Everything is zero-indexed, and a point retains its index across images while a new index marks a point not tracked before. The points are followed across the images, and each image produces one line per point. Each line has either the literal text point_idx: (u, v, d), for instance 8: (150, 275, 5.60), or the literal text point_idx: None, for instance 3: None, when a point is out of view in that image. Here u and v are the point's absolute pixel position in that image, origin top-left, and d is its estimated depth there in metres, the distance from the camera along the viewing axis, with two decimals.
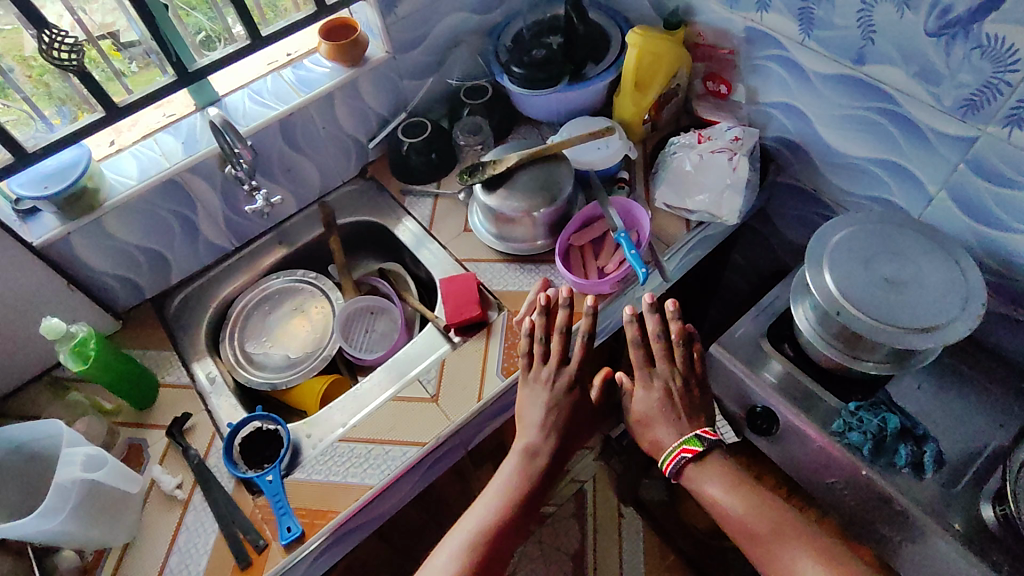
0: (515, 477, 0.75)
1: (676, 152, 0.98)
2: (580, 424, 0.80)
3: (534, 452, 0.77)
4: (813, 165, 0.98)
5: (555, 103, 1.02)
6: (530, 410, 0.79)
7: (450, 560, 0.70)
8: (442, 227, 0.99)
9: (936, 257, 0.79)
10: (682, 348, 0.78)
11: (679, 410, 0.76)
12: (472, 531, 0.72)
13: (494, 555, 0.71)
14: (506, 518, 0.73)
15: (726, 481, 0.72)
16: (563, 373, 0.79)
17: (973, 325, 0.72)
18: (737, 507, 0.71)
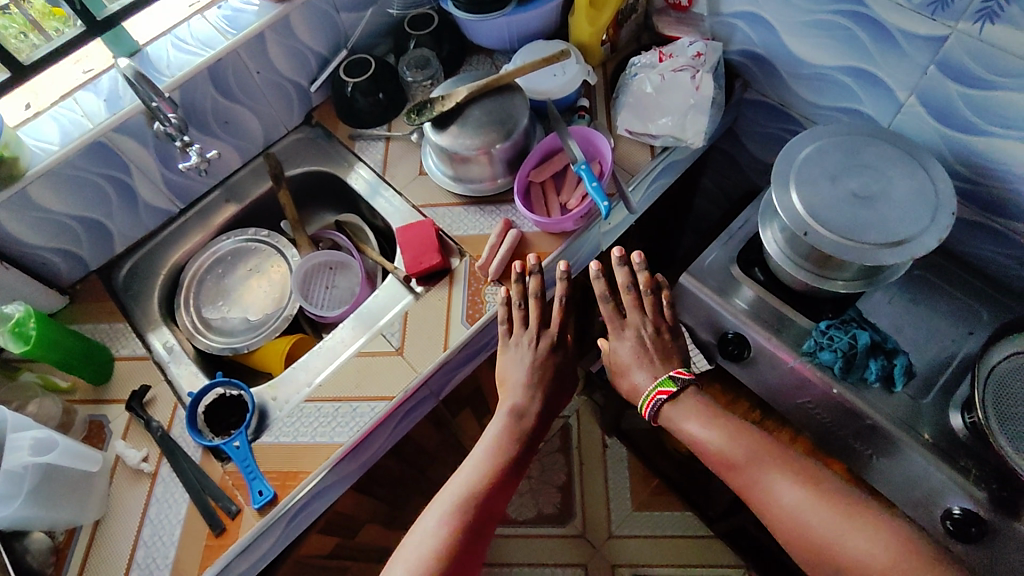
0: (502, 435, 0.74)
1: (637, 75, 0.92)
2: (560, 377, 0.79)
3: (520, 410, 0.75)
4: (779, 78, 0.93)
5: (507, 28, 0.95)
6: (514, 363, 0.79)
7: (441, 520, 0.66)
8: (396, 172, 0.94)
9: (906, 170, 0.76)
10: (651, 296, 0.81)
11: (653, 355, 0.78)
12: (460, 489, 0.69)
13: (484, 511, 0.68)
14: (494, 474, 0.70)
15: (702, 416, 0.72)
16: (543, 336, 0.80)
17: (942, 236, 0.71)
18: (715, 440, 0.70)
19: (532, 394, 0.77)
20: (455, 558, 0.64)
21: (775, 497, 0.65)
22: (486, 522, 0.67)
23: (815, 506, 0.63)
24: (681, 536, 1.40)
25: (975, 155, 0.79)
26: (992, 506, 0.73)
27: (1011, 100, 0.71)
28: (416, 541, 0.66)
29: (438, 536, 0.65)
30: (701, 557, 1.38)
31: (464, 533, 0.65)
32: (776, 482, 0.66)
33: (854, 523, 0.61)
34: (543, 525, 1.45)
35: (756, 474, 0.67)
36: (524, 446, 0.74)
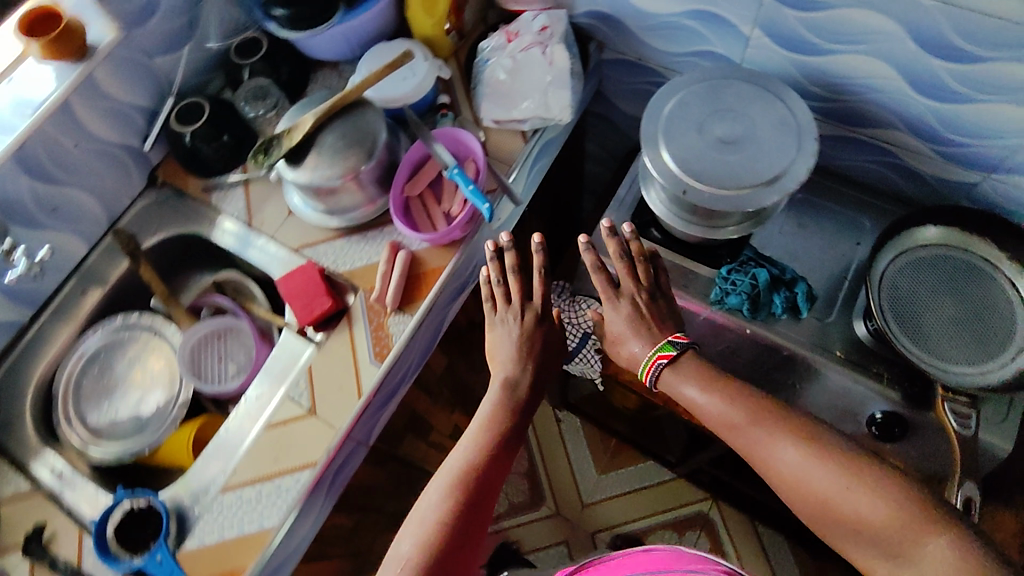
0: (495, 409, 0.71)
1: (489, 60, 0.88)
2: (550, 347, 0.77)
3: (512, 382, 0.73)
4: (629, 33, 0.92)
5: (341, 37, 0.88)
6: (501, 340, 0.76)
7: (444, 489, 0.63)
8: (264, 217, 0.86)
9: (764, 103, 0.77)
10: (644, 265, 0.77)
11: (649, 322, 0.74)
12: (459, 460, 0.66)
13: (486, 480, 0.65)
14: (490, 445, 0.67)
15: (701, 380, 0.68)
16: (528, 309, 0.77)
17: (810, 164, 0.73)
18: (713, 402, 0.66)
19: (524, 365, 0.74)
20: (461, 523, 0.61)
21: (777, 457, 0.61)
22: (488, 493, 0.64)
23: (819, 466, 0.59)
24: (650, 486, 1.44)
25: (826, 73, 0.81)
26: (903, 404, 0.80)
27: (846, 16, 0.73)
28: (420, 516, 0.62)
29: (443, 504, 0.62)
30: (672, 500, 1.43)
31: (467, 501, 0.62)
32: (778, 444, 0.61)
33: (858, 483, 0.56)
34: (518, 514, 1.45)
35: (753, 432, 0.63)
36: (519, 416, 0.71)
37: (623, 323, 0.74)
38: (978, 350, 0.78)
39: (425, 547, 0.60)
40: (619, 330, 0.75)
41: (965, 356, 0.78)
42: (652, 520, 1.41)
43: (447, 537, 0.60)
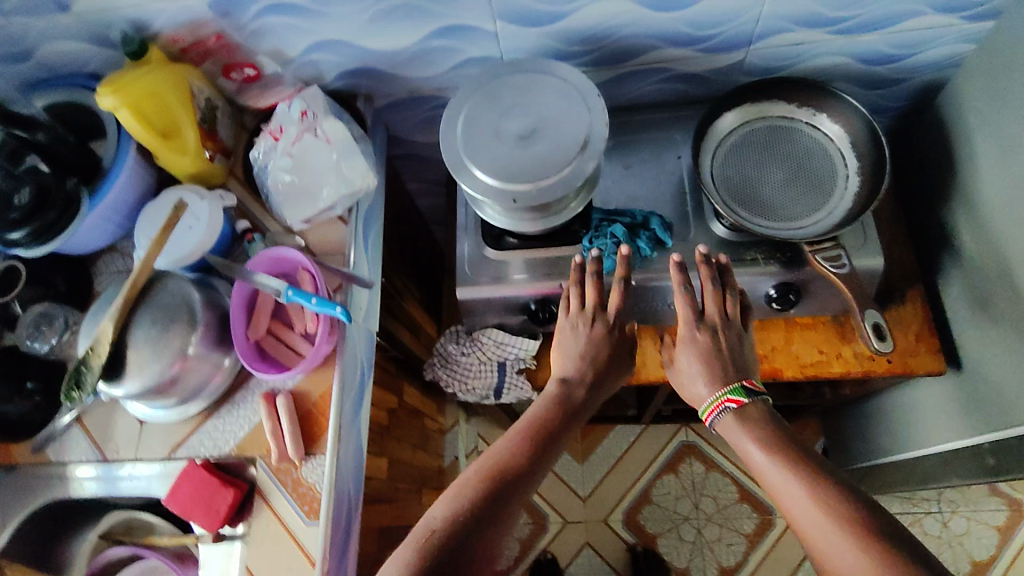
0: (544, 407, 0.70)
1: (267, 166, 0.82)
2: (614, 356, 0.76)
3: (567, 385, 0.72)
4: (388, 76, 0.89)
5: (102, 218, 0.79)
6: (568, 352, 0.75)
7: (475, 474, 0.61)
8: (117, 441, 0.75)
9: (541, 85, 0.79)
10: (731, 300, 0.74)
11: (728, 361, 0.71)
12: (495, 457, 0.63)
13: (528, 481, 0.62)
14: (531, 444, 0.65)
15: (764, 437, 0.63)
16: (598, 319, 0.76)
17: (606, 120, 0.76)
18: (774, 468, 0.61)
19: (583, 370, 0.74)
20: (483, 506, 0.58)
21: (836, 552, 0.53)
22: (515, 483, 0.61)
23: None
24: (629, 448, 1.46)
25: (576, 30, 0.83)
26: (785, 272, 0.83)
27: None
28: (449, 500, 0.59)
29: (470, 488, 0.60)
30: (653, 449, 1.45)
31: (497, 489, 0.60)
32: (841, 538, 0.53)
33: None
34: (532, 548, 1.41)
35: (808, 517, 0.56)
36: (571, 417, 0.70)
37: (688, 357, 0.72)
38: (816, 197, 0.84)
39: (448, 522, 0.57)
40: (688, 371, 0.72)
41: (812, 207, 0.84)
42: (648, 476, 1.43)
43: (471, 517, 0.57)
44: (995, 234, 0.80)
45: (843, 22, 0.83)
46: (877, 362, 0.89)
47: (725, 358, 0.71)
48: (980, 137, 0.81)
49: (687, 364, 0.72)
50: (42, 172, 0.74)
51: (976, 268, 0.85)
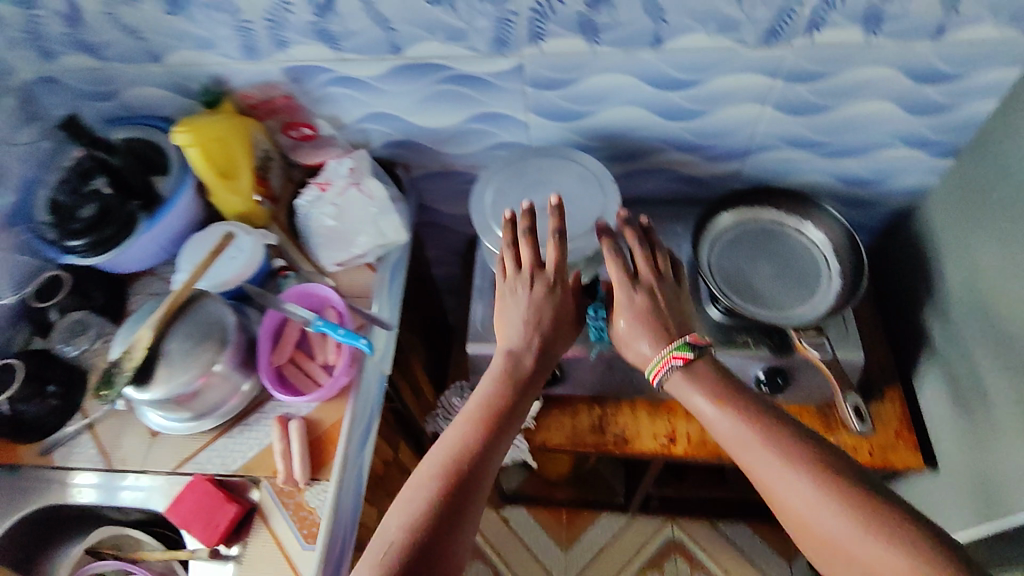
0: (496, 377, 0.72)
1: (309, 213, 0.89)
2: (560, 320, 0.76)
3: (514, 355, 0.73)
4: (429, 150, 0.99)
5: (154, 239, 0.85)
6: (513, 315, 0.75)
7: (429, 476, 0.63)
8: (126, 451, 0.78)
9: (565, 168, 0.89)
10: (660, 258, 0.78)
11: (665, 318, 0.73)
12: (451, 443, 0.65)
13: (481, 461, 0.64)
14: (485, 423, 0.67)
15: (710, 390, 0.66)
16: (538, 278, 0.76)
17: (620, 200, 0.86)
18: (724, 421, 0.64)
19: (529, 340, 0.75)
20: (445, 508, 0.60)
21: (788, 491, 0.59)
22: (474, 473, 0.63)
23: (833, 510, 0.56)
24: (612, 538, 1.44)
25: (599, 127, 0.95)
26: (775, 356, 0.90)
27: (593, 81, 0.86)
28: (409, 495, 0.61)
29: (426, 490, 0.61)
30: (637, 542, 1.44)
31: (452, 489, 0.61)
32: (791, 475, 0.59)
33: (864, 532, 0.55)
34: None
35: (763, 464, 0.61)
36: (524, 385, 0.72)
37: (625, 313, 0.74)
38: (803, 291, 0.94)
39: (409, 532, 0.58)
40: (626, 326, 0.74)
41: (797, 299, 0.93)
42: (630, 570, 1.41)
43: (433, 524, 0.59)
44: (972, 343, 0.88)
45: (829, 145, 0.96)
46: (859, 453, 0.94)
47: (662, 313, 0.73)
48: (952, 255, 0.92)
49: (624, 318, 0.74)
50: (106, 193, 0.82)
51: (954, 373, 0.92)
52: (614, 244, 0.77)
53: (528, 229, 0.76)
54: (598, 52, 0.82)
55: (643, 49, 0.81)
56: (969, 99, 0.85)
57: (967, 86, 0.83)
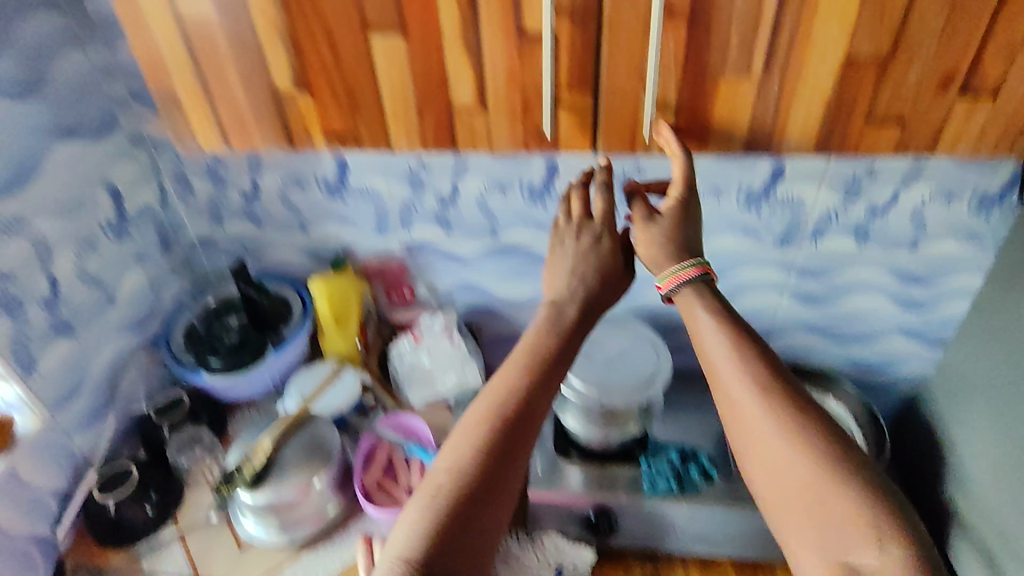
0: (537, 327, 0.71)
1: (405, 357, 1.06)
2: (608, 271, 0.75)
3: (557, 306, 0.72)
4: (502, 316, 1.17)
5: (272, 370, 1.00)
6: (561, 267, 0.75)
7: (482, 415, 0.65)
8: (212, 562, 0.85)
9: (624, 333, 1.06)
10: None
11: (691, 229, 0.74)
12: (497, 388, 0.67)
13: (528, 411, 0.66)
14: (535, 368, 0.68)
15: (714, 310, 0.70)
16: (587, 229, 0.76)
17: (670, 364, 1.02)
18: (716, 341, 0.68)
19: (576, 293, 0.73)
20: (494, 457, 0.63)
21: (760, 424, 0.63)
22: (522, 426, 0.65)
23: (799, 445, 0.61)
24: None
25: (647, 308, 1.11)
26: None
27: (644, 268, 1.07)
28: (453, 440, 0.65)
29: (477, 435, 0.64)
30: None
31: (504, 431, 0.64)
32: (766, 405, 0.64)
33: (836, 487, 0.59)
34: None
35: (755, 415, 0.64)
36: (571, 335, 0.71)
37: (648, 223, 0.74)
38: None
39: (457, 473, 0.62)
40: (648, 237, 0.73)
41: None
42: None
43: (477, 477, 0.62)
44: (987, 511, 0.92)
45: (839, 332, 1.13)
46: None
47: (683, 225, 0.73)
48: (957, 428, 1.01)
49: (647, 231, 0.73)
50: (243, 326, 0.99)
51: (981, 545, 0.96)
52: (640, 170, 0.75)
53: (581, 185, 0.77)
54: None
55: None
56: (948, 298, 1.06)
57: (944, 287, 1.04)
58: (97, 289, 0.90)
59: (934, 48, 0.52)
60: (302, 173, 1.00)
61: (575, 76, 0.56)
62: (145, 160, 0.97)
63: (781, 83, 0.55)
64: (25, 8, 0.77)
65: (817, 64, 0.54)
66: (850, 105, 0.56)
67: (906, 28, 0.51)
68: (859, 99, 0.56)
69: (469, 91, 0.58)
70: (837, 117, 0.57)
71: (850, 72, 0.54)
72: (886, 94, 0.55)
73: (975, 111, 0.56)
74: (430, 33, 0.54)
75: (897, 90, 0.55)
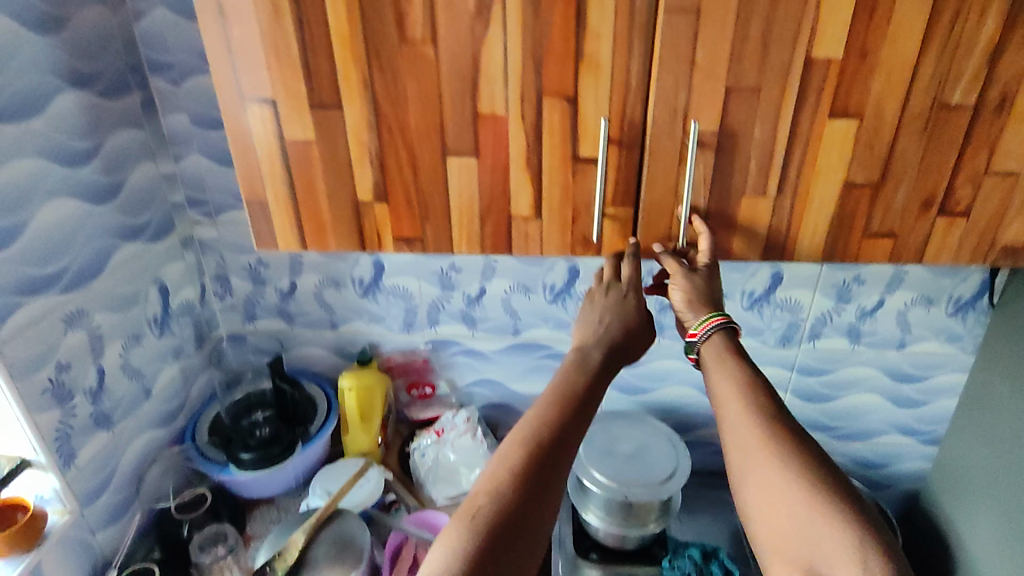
0: (564, 369, 0.73)
1: (427, 452, 1.07)
2: (633, 326, 0.77)
3: (582, 351, 0.75)
4: (519, 413, 1.20)
5: (299, 464, 1.01)
6: (589, 314, 0.78)
7: (517, 443, 0.64)
8: None
9: (641, 428, 1.10)
10: None
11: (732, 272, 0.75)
12: (529, 420, 0.67)
13: (563, 442, 0.65)
14: (566, 402, 0.69)
15: (734, 358, 0.71)
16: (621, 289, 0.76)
17: (689, 460, 1.05)
18: (729, 384, 0.69)
19: (601, 340, 0.75)
20: (531, 482, 0.61)
21: (764, 465, 0.62)
22: (557, 454, 0.64)
23: (803, 488, 0.59)
24: None
25: (660, 402, 1.17)
26: None
27: (658, 363, 1.13)
28: (488, 469, 0.63)
29: (511, 461, 0.62)
30: None
31: (538, 460, 0.63)
32: (773, 445, 0.62)
33: (836, 535, 0.55)
34: None
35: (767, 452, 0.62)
36: (598, 376, 0.73)
37: (688, 271, 0.71)
38: None
39: (495, 497, 0.59)
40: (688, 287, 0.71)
41: None
42: None
43: (516, 501, 0.59)
44: None
45: (841, 428, 1.19)
46: None
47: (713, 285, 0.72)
48: (964, 521, 1.03)
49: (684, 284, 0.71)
50: (272, 420, 1.01)
51: None
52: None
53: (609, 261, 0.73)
54: (662, 342, 1.11)
55: None
56: (938, 395, 1.13)
57: (932, 384, 1.12)
58: (137, 382, 0.92)
59: (915, 176, 0.63)
60: (340, 275, 1.07)
61: (618, 197, 0.66)
62: (192, 260, 1.04)
63: (794, 203, 0.65)
64: (116, 125, 0.86)
65: (822, 186, 0.64)
66: (850, 222, 0.66)
67: (891, 161, 0.63)
68: (857, 217, 0.66)
69: (528, 205, 0.67)
70: (840, 232, 0.67)
71: (849, 195, 0.65)
72: (879, 212, 0.65)
73: (953, 228, 0.66)
74: (500, 155, 0.64)
75: (888, 212, 0.65)
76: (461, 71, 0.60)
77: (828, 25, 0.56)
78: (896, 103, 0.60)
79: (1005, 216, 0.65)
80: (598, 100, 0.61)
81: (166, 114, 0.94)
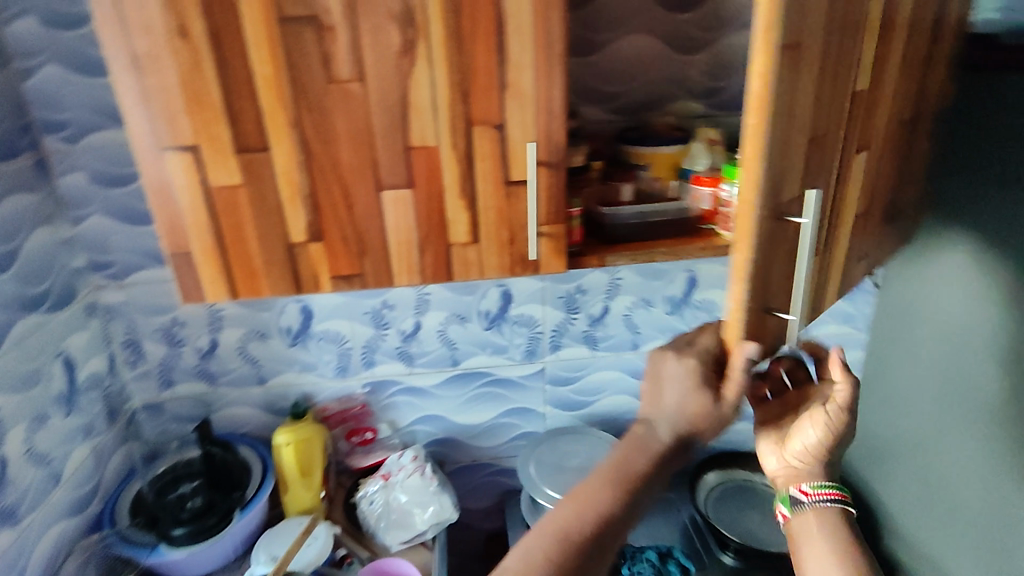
0: (625, 449, 0.72)
1: (375, 499, 1.03)
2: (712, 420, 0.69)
3: (646, 430, 0.72)
4: (464, 446, 1.18)
5: (238, 531, 0.93)
6: (671, 387, 0.70)
7: (555, 528, 0.67)
8: None
9: (586, 441, 1.12)
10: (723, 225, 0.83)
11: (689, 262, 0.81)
12: (570, 506, 0.69)
13: (602, 532, 0.67)
14: (618, 489, 0.69)
15: (834, 527, 0.70)
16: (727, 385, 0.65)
17: None
18: (826, 550, 0.68)
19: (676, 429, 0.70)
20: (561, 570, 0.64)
21: None
22: (595, 540, 0.67)
23: None
24: None
25: (600, 414, 1.21)
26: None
27: (595, 376, 1.17)
28: (522, 549, 0.66)
29: (546, 544, 0.66)
30: None
31: (573, 551, 0.65)
32: None
33: None
34: None
35: None
36: (659, 467, 0.71)
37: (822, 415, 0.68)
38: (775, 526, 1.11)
39: None
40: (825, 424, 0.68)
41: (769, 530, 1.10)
42: None
43: None
44: (922, 551, 1.03)
45: None
46: None
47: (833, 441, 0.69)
48: (900, 496, 1.09)
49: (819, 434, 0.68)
50: (202, 488, 0.93)
51: None
52: (597, 266, 0.80)
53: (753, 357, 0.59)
54: (596, 354, 1.15)
55: (626, 350, 1.16)
56: None
57: None
58: (45, 469, 0.83)
59: (879, 203, 0.73)
60: (265, 326, 1.02)
61: (551, 216, 0.70)
62: (98, 329, 0.96)
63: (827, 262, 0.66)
64: (7, 189, 0.79)
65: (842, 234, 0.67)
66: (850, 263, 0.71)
67: (872, 195, 0.70)
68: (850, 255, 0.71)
69: (464, 231, 0.69)
70: (847, 270, 0.71)
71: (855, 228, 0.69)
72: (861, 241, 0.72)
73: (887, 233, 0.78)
74: (435, 184, 0.66)
75: (865, 237, 0.73)
76: (390, 106, 0.62)
77: (863, 71, 0.60)
78: (885, 134, 0.67)
79: (908, 188, 0.79)
80: (524, 124, 0.65)
81: (61, 175, 0.88)
